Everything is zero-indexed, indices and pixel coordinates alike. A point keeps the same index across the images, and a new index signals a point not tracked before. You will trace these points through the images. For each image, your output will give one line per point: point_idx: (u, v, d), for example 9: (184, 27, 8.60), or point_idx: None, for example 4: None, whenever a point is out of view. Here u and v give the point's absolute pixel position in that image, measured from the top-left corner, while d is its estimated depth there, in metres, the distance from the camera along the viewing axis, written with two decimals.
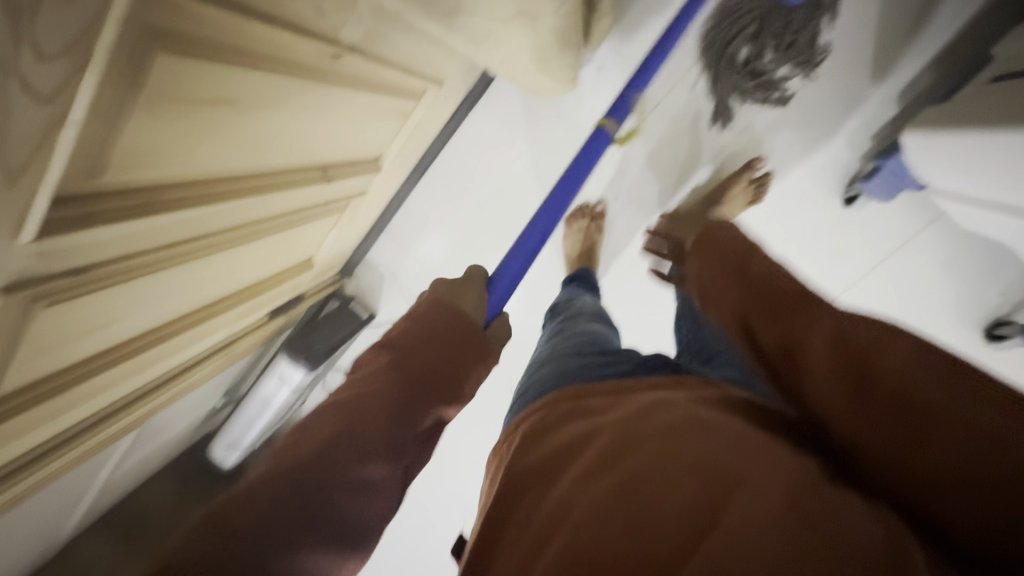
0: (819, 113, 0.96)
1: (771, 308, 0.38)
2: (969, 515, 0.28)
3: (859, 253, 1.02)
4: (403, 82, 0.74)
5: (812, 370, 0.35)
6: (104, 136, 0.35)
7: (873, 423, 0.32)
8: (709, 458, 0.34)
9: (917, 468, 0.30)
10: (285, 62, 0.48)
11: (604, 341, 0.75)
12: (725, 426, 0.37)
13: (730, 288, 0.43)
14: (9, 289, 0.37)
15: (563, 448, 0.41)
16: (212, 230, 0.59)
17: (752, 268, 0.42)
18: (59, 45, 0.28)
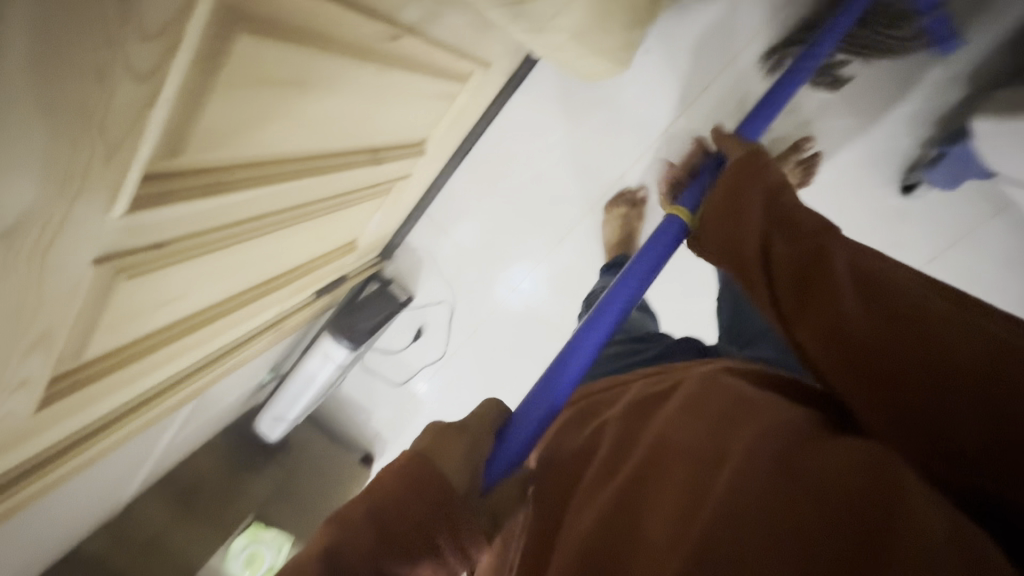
0: (868, 97, 0.89)
1: (796, 236, 0.43)
2: (965, 440, 0.32)
3: (917, 244, 0.98)
4: (453, 64, 0.74)
5: (830, 303, 0.38)
6: (188, 115, 0.37)
7: (873, 366, 0.35)
8: (697, 440, 0.37)
9: (923, 410, 0.33)
10: (349, 44, 0.49)
11: (637, 327, 0.75)
12: (713, 405, 0.40)
13: (759, 212, 0.47)
14: (100, 260, 0.40)
15: (578, 451, 0.45)
16: (273, 210, 0.62)
17: (778, 214, 0.45)
18: (158, 27, 0.29)
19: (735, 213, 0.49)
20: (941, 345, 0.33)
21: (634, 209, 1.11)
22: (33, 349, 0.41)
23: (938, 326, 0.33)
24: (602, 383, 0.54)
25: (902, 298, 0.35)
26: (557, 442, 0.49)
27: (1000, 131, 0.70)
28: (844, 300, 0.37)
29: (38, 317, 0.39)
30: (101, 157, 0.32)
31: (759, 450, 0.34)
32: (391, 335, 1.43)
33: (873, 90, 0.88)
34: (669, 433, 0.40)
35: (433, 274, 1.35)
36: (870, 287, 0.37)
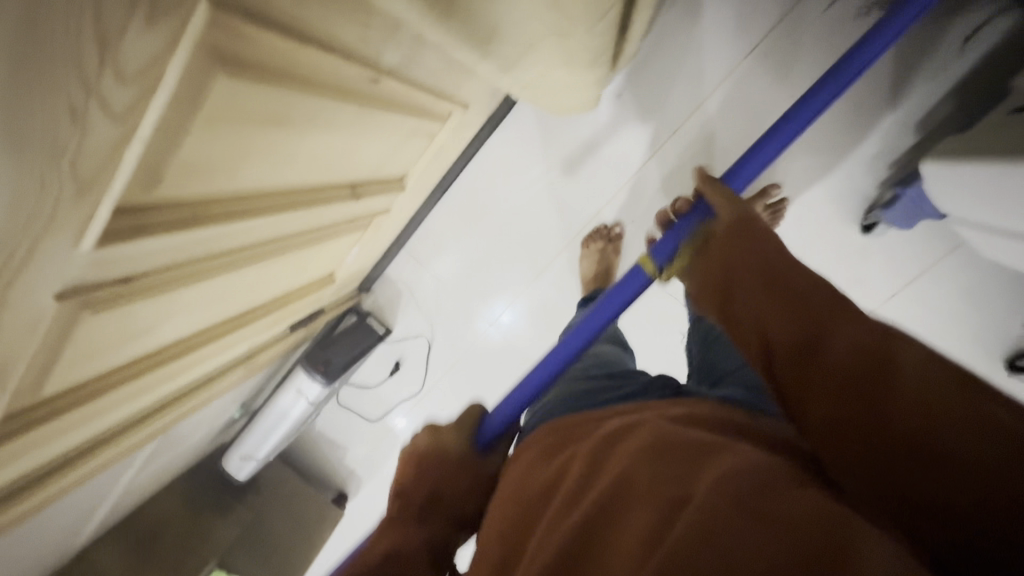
0: (828, 137, 0.95)
1: (774, 287, 0.40)
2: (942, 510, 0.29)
3: (878, 280, 1.03)
4: (432, 104, 0.76)
5: (827, 343, 0.35)
6: (164, 151, 0.38)
7: (848, 425, 0.32)
8: (656, 483, 0.35)
9: (916, 458, 0.30)
10: (329, 85, 0.50)
11: (615, 361, 0.75)
12: (680, 445, 0.38)
13: (739, 264, 0.44)
14: (64, 295, 0.39)
15: (542, 493, 0.43)
16: (249, 243, 0.62)
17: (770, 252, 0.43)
18: (136, 69, 0.30)
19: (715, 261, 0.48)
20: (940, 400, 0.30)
21: (610, 244, 1.13)
22: None
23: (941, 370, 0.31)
24: (574, 421, 0.52)
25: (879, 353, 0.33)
26: (521, 484, 0.47)
27: (946, 175, 0.74)
28: (821, 354, 0.35)
29: None
30: (70, 194, 0.32)
31: (722, 492, 0.32)
32: (368, 369, 1.41)
33: (832, 129, 0.94)
34: (630, 471, 0.37)
35: (412, 307, 1.34)
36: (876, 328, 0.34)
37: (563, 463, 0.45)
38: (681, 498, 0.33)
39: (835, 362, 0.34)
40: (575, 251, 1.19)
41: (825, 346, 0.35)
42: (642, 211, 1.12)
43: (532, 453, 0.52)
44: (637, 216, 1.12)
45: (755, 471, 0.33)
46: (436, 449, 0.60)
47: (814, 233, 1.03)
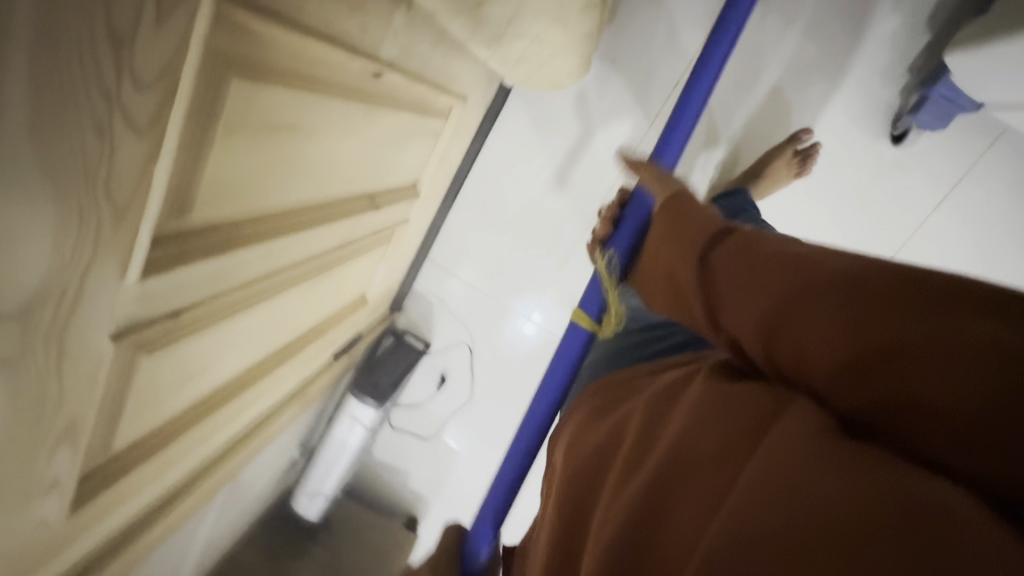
0: (826, 41, 0.88)
1: (730, 261, 0.35)
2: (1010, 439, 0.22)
3: (920, 191, 0.93)
4: (432, 98, 0.75)
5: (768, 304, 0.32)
6: (191, 170, 0.36)
7: (890, 373, 0.25)
8: (695, 446, 0.29)
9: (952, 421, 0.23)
10: (336, 84, 0.49)
11: None
12: (731, 418, 0.30)
13: (680, 260, 0.39)
14: (117, 335, 0.38)
15: (599, 450, 0.38)
16: (283, 266, 0.60)
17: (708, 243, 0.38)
18: (153, 73, 0.29)
19: (666, 265, 0.41)
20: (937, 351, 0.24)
21: None
22: (57, 444, 0.39)
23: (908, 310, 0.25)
24: (616, 380, 0.49)
25: (865, 289, 0.27)
26: (573, 445, 0.42)
27: (971, 63, 0.70)
28: (825, 309, 0.28)
29: (59, 408, 0.37)
30: (108, 221, 0.31)
31: (772, 481, 0.24)
32: (415, 388, 1.39)
33: (830, 29, 0.87)
34: (673, 457, 0.30)
35: (446, 317, 1.33)
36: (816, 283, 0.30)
37: (619, 427, 0.39)
38: (725, 490, 0.26)
39: (835, 306, 0.28)
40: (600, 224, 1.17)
41: (848, 287, 0.28)
42: None
43: (582, 413, 0.47)
44: None
45: (819, 440, 0.25)
46: None
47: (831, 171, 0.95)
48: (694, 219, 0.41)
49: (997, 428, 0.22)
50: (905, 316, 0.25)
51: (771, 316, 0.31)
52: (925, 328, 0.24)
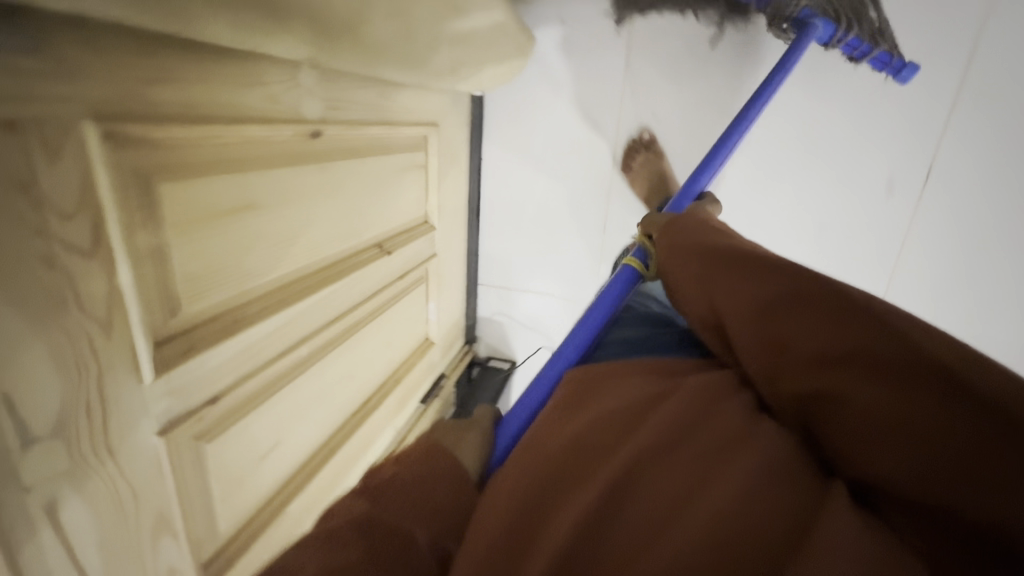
0: None
1: (728, 268, 0.40)
2: (917, 459, 0.27)
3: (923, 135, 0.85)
4: (392, 134, 0.79)
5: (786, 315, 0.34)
6: (162, 272, 0.42)
7: (897, 400, 0.28)
8: (675, 469, 0.31)
9: (941, 464, 0.26)
10: (277, 155, 0.54)
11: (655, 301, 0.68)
12: (716, 425, 0.33)
13: (693, 267, 0.44)
14: (165, 429, 0.44)
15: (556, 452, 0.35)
16: (317, 328, 0.65)
17: (732, 249, 0.41)
18: (73, 203, 0.34)
19: (685, 266, 0.45)
20: (935, 396, 0.27)
21: (651, 151, 1.07)
22: (157, 535, 0.45)
23: (914, 350, 0.28)
24: (592, 375, 0.45)
25: (880, 322, 0.30)
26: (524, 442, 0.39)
27: None
28: (838, 329, 0.31)
29: (139, 503, 0.43)
30: (99, 335, 0.37)
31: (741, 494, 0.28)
32: None
33: None
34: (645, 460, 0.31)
35: (518, 331, 1.34)
36: (836, 300, 0.32)
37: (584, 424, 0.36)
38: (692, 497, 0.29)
39: (855, 326, 0.30)
40: (625, 186, 1.13)
41: (862, 317, 0.31)
42: (661, 101, 1.05)
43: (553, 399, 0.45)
44: (657, 110, 1.06)
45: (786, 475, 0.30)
46: (445, 450, 0.42)
47: (804, 176, 0.92)
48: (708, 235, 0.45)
49: (946, 461, 0.26)
50: (872, 336, 0.30)
51: (779, 324, 0.34)
52: (926, 367, 0.28)
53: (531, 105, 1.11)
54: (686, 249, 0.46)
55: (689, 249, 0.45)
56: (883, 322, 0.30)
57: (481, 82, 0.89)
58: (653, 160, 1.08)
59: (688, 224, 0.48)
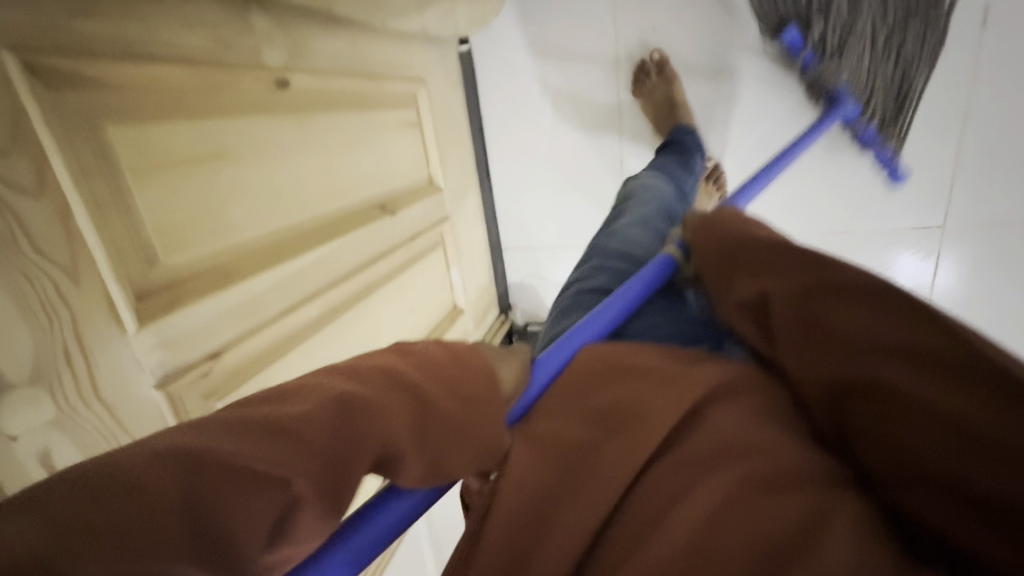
0: None
1: (766, 266, 0.42)
2: (933, 445, 0.29)
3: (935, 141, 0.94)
4: (374, 89, 0.76)
5: (827, 307, 0.36)
6: (130, 221, 0.41)
7: (924, 391, 0.29)
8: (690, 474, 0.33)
9: (968, 452, 0.27)
10: (241, 103, 0.52)
11: (633, 250, 0.71)
12: (748, 427, 0.35)
13: (731, 263, 0.47)
14: (163, 384, 0.43)
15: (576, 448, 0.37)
16: (323, 288, 0.64)
17: (774, 245, 0.43)
18: (4, 138, 0.33)
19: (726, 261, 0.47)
20: (957, 392, 0.28)
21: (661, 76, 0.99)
22: None
23: (942, 347, 0.30)
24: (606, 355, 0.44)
25: (913, 320, 0.31)
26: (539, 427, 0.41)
27: None
28: (878, 325, 0.33)
29: None
30: (65, 281, 0.36)
31: (732, 495, 0.31)
32: None
33: None
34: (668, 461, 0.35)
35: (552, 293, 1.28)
36: (877, 297, 0.33)
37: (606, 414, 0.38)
38: (695, 488, 0.32)
39: (891, 322, 0.32)
40: (637, 112, 1.07)
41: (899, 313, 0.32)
42: (659, 10, 0.97)
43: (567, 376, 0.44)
44: (656, 21, 0.98)
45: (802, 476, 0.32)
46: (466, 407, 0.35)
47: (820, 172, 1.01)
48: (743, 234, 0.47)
49: (968, 450, 0.27)
50: (903, 329, 0.31)
51: (817, 317, 0.36)
52: (948, 360, 0.29)
53: (521, 47, 1.06)
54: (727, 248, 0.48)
55: (731, 248, 0.47)
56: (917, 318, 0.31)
57: (459, 24, 0.85)
58: (663, 85, 0.99)
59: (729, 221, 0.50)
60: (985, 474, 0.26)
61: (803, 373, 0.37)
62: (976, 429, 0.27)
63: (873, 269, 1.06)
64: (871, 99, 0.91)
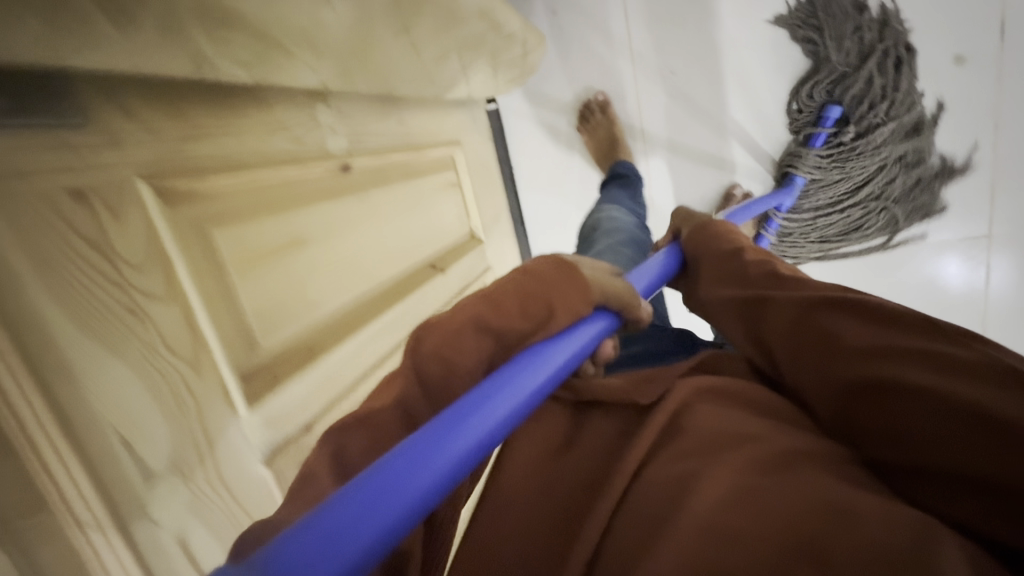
0: None
1: (784, 284, 0.46)
2: (924, 432, 0.32)
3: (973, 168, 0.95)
4: (420, 159, 0.82)
5: (833, 318, 0.39)
6: (235, 312, 0.45)
7: (924, 377, 0.33)
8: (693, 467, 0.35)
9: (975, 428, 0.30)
10: (314, 191, 0.57)
11: None
12: (737, 424, 0.39)
13: (734, 281, 0.51)
14: (268, 459, 0.46)
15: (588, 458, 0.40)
16: (389, 350, 0.67)
17: (777, 273, 0.48)
18: (141, 255, 0.37)
19: (732, 283, 0.51)
20: (951, 381, 0.32)
21: (605, 115, 1.07)
22: None
23: (937, 346, 0.34)
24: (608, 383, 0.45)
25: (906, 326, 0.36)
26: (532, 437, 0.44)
27: None
28: (887, 332, 0.36)
29: None
30: (190, 372, 0.40)
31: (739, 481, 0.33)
32: None
33: None
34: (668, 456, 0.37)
35: None
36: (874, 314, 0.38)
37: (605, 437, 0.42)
38: (703, 476, 0.34)
39: (895, 329, 0.36)
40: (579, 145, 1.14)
41: (898, 324, 0.37)
42: (672, 55, 1.02)
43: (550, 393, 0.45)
44: (672, 65, 1.03)
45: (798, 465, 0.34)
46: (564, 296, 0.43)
47: None
48: (748, 261, 0.52)
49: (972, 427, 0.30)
50: (908, 335, 0.35)
51: (820, 322, 0.40)
52: (948, 356, 0.33)
53: (547, 99, 1.12)
54: (734, 266, 0.53)
55: (738, 270, 0.52)
56: (913, 325, 0.36)
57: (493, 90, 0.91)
58: (605, 123, 1.07)
59: (728, 237, 0.57)
60: (984, 456, 0.29)
61: (813, 380, 0.39)
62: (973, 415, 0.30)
63: (918, 282, 1.05)
64: (820, 215, 1.01)
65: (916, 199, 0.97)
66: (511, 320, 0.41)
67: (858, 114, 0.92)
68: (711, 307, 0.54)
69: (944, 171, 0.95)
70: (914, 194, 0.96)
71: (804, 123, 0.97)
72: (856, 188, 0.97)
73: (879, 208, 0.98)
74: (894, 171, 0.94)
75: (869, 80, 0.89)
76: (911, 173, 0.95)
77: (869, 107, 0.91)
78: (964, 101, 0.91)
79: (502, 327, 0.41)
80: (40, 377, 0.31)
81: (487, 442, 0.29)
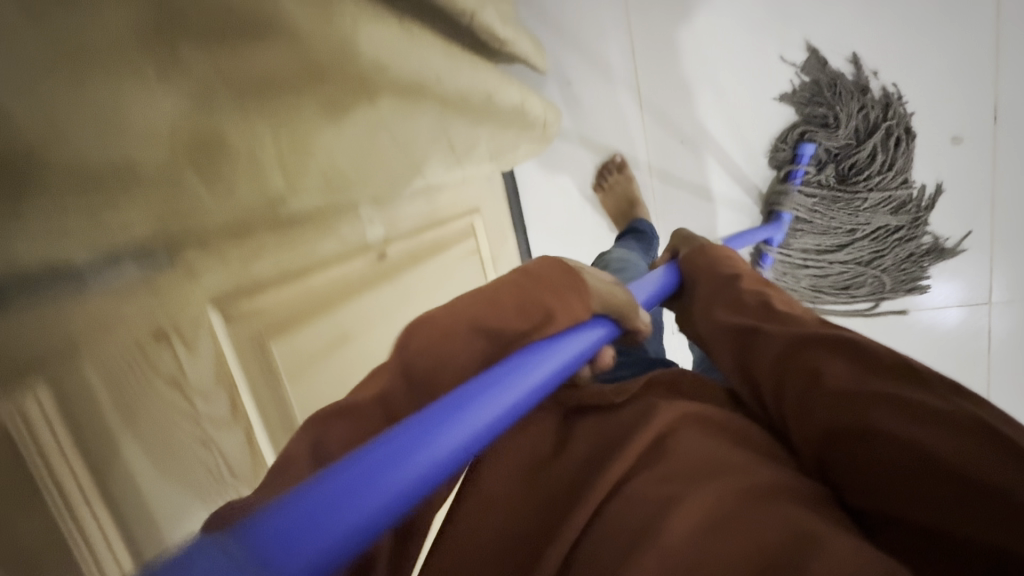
0: None
1: (772, 316, 0.44)
2: (908, 479, 0.30)
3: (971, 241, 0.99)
4: (445, 233, 0.84)
5: (822, 352, 0.38)
6: (287, 420, 0.47)
7: (917, 422, 0.31)
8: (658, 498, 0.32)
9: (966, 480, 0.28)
10: (355, 285, 0.59)
11: None
12: (710, 452, 0.35)
13: (722, 308, 0.50)
14: None
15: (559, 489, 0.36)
16: None
17: (768, 305, 0.46)
18: (211, 385, 0.39)
19: (721, 310, 0.50)
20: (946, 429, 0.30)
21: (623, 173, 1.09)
22: None
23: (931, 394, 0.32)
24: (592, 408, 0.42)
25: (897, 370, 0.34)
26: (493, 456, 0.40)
27: None
28: (876, 375, 0.35)
29: None
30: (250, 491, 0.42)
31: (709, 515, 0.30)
32: None
33: None
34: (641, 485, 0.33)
35: None
36: (862, 354, 0.36)
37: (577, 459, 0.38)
38: (678, 504, 0.31)
39: (884, 373, 0.35)
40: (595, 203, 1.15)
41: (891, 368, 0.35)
42: (686, 124, 1.04)
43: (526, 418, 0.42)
44: (685, 135, 1.05)
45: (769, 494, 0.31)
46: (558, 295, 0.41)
47: None
48: (738, 291, 0.50)
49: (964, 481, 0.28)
50: (895, 382, 0.34)
51: (807, 353, 0.38)
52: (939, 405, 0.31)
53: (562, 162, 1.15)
54: (724, 293, 0.51)
55: (730, 296, 0.50)
56: (905, 370, 0.34)
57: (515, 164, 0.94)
58: (624, 181, 1.08)
59: (728, 262, 0.56)
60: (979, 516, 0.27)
61: (793, 413, 0.37)
62: (966, 470, 0.28)
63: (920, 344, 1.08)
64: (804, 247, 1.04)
65: (903, 271, 1.01)
66: (500, 319, 0.39)
67: (854, 180, 0.96)
68: (701, 335, 0.52)
69: (934, 251, 1.00)
70: (904, 267, 1.01)
71: (782, 159, 1.00)
72: (842, 239, 1.00)
73: (874, 274, 1.01)
74: (885, 238, 0.99)
75: (873, 152, 0.94)
76: (902, 248, 1.00)
77: (868, 179, 0.95)
78: (960, 182, 0.96)
79: (500, 328, 0.39)
80: (120, 519, 0.32)
81: (459, 457, 0.26)
